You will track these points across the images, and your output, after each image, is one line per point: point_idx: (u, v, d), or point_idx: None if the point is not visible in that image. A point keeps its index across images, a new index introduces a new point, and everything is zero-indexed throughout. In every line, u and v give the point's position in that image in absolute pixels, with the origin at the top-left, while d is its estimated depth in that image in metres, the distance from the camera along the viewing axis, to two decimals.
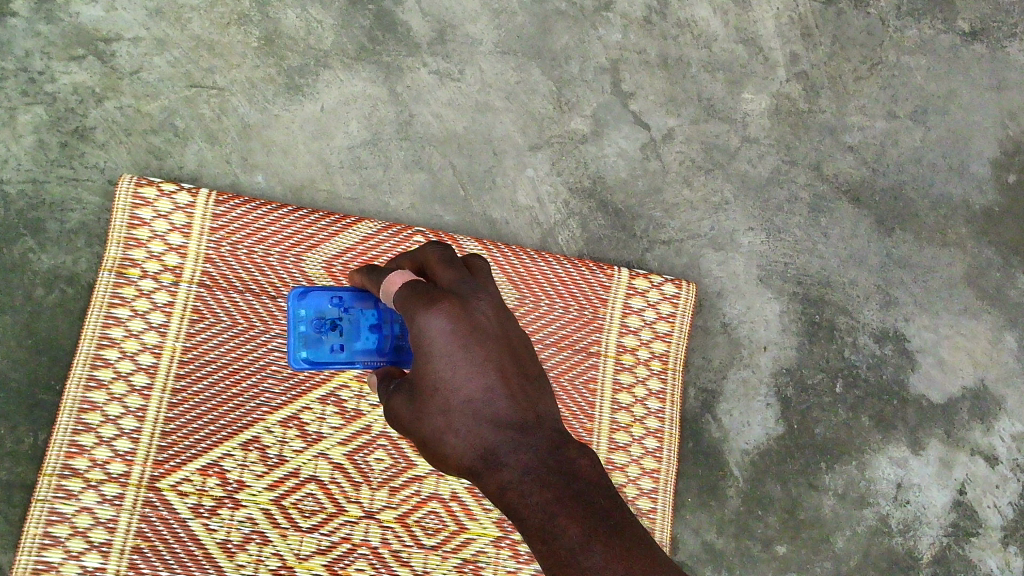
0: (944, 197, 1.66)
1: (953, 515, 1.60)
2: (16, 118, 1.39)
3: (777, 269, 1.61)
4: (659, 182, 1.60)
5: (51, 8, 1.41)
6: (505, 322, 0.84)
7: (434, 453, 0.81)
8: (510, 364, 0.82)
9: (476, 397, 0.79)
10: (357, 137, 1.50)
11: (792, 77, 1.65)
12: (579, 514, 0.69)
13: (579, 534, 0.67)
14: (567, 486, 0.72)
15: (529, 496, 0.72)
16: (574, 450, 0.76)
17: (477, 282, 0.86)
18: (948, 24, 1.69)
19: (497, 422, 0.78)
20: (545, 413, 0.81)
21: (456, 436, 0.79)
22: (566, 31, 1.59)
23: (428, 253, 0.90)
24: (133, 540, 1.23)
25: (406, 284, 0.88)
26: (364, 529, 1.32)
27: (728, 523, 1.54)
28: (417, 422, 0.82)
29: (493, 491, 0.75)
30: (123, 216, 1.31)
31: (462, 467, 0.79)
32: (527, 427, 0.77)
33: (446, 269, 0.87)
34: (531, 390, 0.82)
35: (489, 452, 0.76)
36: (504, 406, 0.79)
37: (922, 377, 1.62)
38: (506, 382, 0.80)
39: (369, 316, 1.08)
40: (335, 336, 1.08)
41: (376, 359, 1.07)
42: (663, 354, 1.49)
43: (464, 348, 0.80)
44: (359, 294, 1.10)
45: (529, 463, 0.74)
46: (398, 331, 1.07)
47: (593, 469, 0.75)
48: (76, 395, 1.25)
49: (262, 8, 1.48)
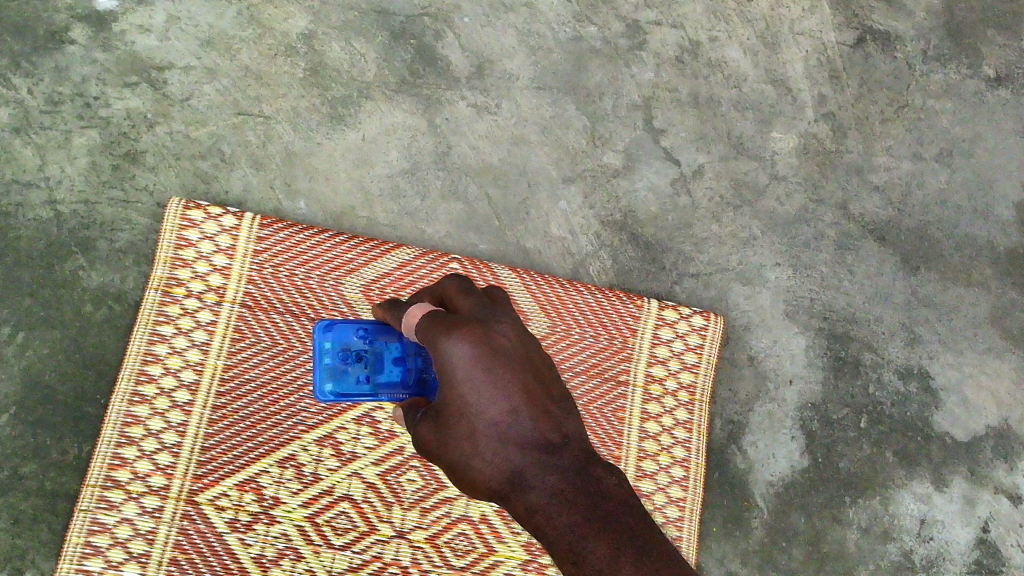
0: (969, 238, 1.68)
1: (976, 552, 1.61)
2: (72, 140, 1.45)
3: (803, 305, 1.64)
4: (689, 217, 1.64)
5: (107, 37, 1.47)
6: (526, 343, 0.85)
7: (462, 477, 0.83)
8: (533, 385, 0.84)
9: (501, 419, 0.81)
10: (396, 166, 1.55)
11: (820, 118, 1.69)
12: (606, 535, 0.71)
13: (607, 555, 0.70)
14: (594, 507, 0.74)
15: (557, 518, 0.74)
16: (602, 471, 0.79)
17: (496, 308, 0.88)
18: (974, 69, 1.73)
19: (522, 444, 0.80)
20: (570, 433, 0.83)
21: (482, 459, 0.81)
22: (600, 69, 1.63)
23: (446, 283, 0.93)
24: (170, 552, 1.27)
25: (427, 315, 0.90)
26: (395, 548, 1.35)
27: (752, 553, 1.56)
28: (443, 446, 0.85)
29: (522, 514, 0.77)
30: (170, 237, 1.36)
31: (490, 490, 0.81)
32: (553, 449, 0.80)
33: (465, 298, 0.89)
34: (556, 410, 0.84)
35: (516, 475, 0.79)
36: (529, 427, 0.81)
37: (947, 415, 1.64)
38: (530, 403, 0.82)
39: (393, 349, 1.11)
40: (360, 367, 1.11)
41: (399, 393, 1.09)
42: (691, 385, 1.52)
43: (487, 372, 0.81)
44: (382, 327, 1.12)
45: (556, 485, 0.76)
46: (421, 364, 1.10)
47: (621, 489, 0.77)
48: (121, 409, 1.29)
49: (308, 41, 1.54)
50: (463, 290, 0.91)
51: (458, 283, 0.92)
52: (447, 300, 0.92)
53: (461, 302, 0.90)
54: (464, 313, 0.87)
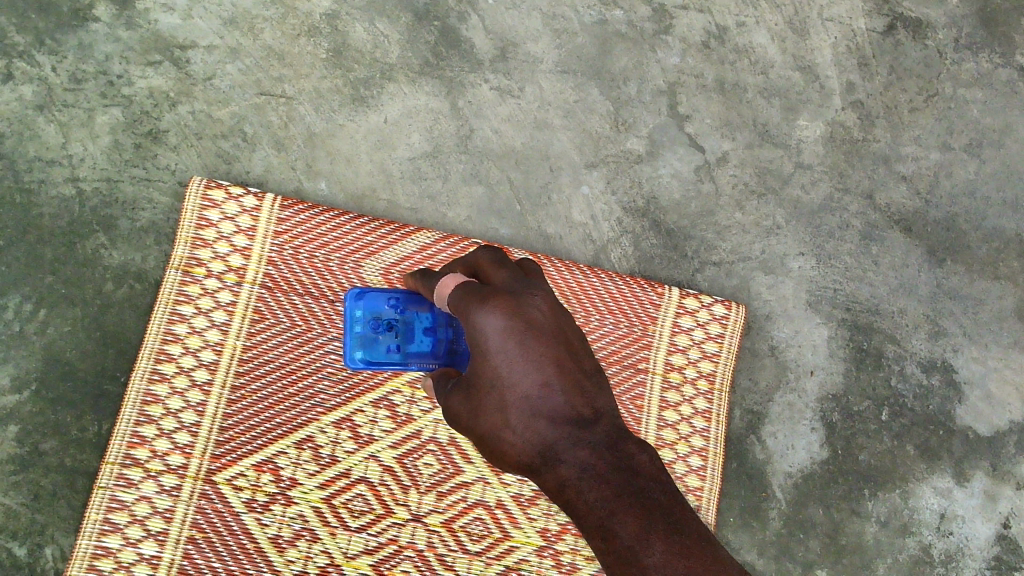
0: (997, 230, 1.66)
1: (996, 548, 1.59)
2: (95, 119, 1.45)
3: (826, 295, 1.62)
4: (712, 205, 1.62)
5: (131, 15, 1.47)
6: (560, 318, 0.84)
7: (495, 450, 0.83)
8: (566, 359, 0.82)
9: (533, 393, 0.79)
10: (418, 149, 1.54)
11: (847, 106, 1.67)
12: (638, 512, 0.71)
13: (638, 531, 0.69)
14: (626, 483, 0.73)
15: (587, 493, 0.74)
16: (634, 447, 0.77)
17: (530, 281, 0.87)
18: (1006, 58, 1.70)
19: (553, 418, 0.78)
20: (603, 408, 0.81)
21: (514, 432, 0.80)
22: (625, 53, 1.62)
23: (480, 256, 0.92)
24: (188, 531, 1.27)
25: (460, 286, 0.89)
26: (411, 532, 1.35)
27: (769, 544, 1.55)
28: (475, 419, 0.84)
29: (553, 488, 0.77)
30: (191, 217, 1.37)
31: (520, 463, 0.81)
32: (585, 423, 0.78)
33: (499, 271, 0.89)
34: (588, 384, 0.82)
35: (547, 449, 0.78)
36: (561, 402, 0.79)
37: (969, 410, 1.62)
38: (563, 376, 0.80)
39: (424, 319, 1.10)
40: (391, 336, 1.11)
41: (429, 362, 1.09)
42: (711, 374, 1.50)
43: (519, 345, 0.80)
44: (413, 296, 1.12)
45: (588, 461, 0.75)
46: (452, 335, 1.09)
47: (653, 465, 0.76)
48: (140, 387, 1.30)
49: (331, 21, 1.53)
50: (496, 263, 0.90)
51: (492, 255, 0.91)
52: (481, 272, 0.91)
53: (494, 275, 0.89)
54: (497, 286, 0.87)
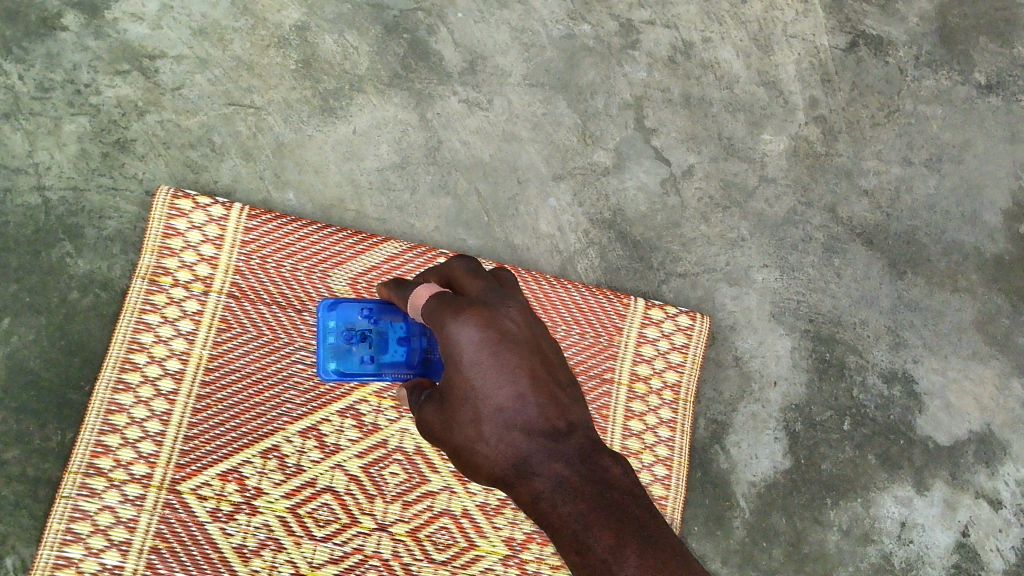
0: (956, 244, 1.69)
1: (956, 556, 1.62)
2: (62, 127, 1.45)
3: (790, 306, 1.64)
4: (677, 217, 1.64)
5: (99, 24, 1.47)
6: (534, 328, 0.85)
7: (467, 462, 0.83)
8: (541, 370, 0.83)
9: (507, 405, 0.80)
10: (386, 160, 1.55)
11: (811, 121, 1.70)
12: (612, 524, 0.72)
13: (612, 544, 0.70)
14: (600, 495, 0.74)
15: (562, 506, 0.74)
16: (608, 460, 0.79)
17: (504, 291, 0.87)
18: (965, 76, 1.74)
19: (528, 431, 0.79)
20: (577, 420, 0.82)
21: (486, 444, 0.81)
22: (592, 67, 1.64)
23: (454, 265, 0.92)
24: (151, 540, 1.27)
25: (434, 295, 0.89)
26: (376, 541, 1.35)
27: (733, 553, 1.57)
28: (447, 430, 0.85)
29: (527, 501, 0.77)
30: (158, 226, 1.37)
31: (494, 476, 0.81)
32: (559, 436, 0.79)
33: (474, 280, 0.89)
34: (563, 397, 0.83)
35: (521, 461, 0.79)
36: (536, 414, 0.80)
37: (929, 419, 1.64)
38: (537, 388, 0.81)
39: (398, 329, 1.11)
40: (365, 347, 1.11)
41: (403, 372, 1.10)
42: (676, 384, 1.52)
43: (494, 356, 0.80)
44: (387, 306, 1.12)
45: (562, 473, 0.76)
46: (426, 344, 1.10)
47: (626, 478, 0.78)
48: (104, 396, 1.29)
49: (301, 33, 1.54)
50: (471, 273, 0.91)
51: (466, 265, 0.91)
52: (455, 281, 0.92)
53: (469, 284, 0.89)
54: (472, 296, 0.87)
